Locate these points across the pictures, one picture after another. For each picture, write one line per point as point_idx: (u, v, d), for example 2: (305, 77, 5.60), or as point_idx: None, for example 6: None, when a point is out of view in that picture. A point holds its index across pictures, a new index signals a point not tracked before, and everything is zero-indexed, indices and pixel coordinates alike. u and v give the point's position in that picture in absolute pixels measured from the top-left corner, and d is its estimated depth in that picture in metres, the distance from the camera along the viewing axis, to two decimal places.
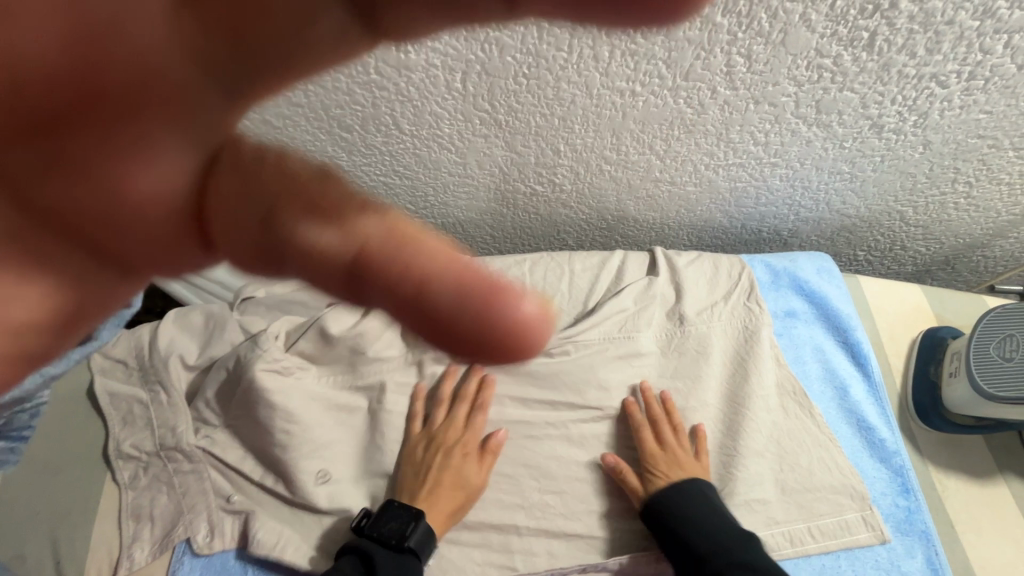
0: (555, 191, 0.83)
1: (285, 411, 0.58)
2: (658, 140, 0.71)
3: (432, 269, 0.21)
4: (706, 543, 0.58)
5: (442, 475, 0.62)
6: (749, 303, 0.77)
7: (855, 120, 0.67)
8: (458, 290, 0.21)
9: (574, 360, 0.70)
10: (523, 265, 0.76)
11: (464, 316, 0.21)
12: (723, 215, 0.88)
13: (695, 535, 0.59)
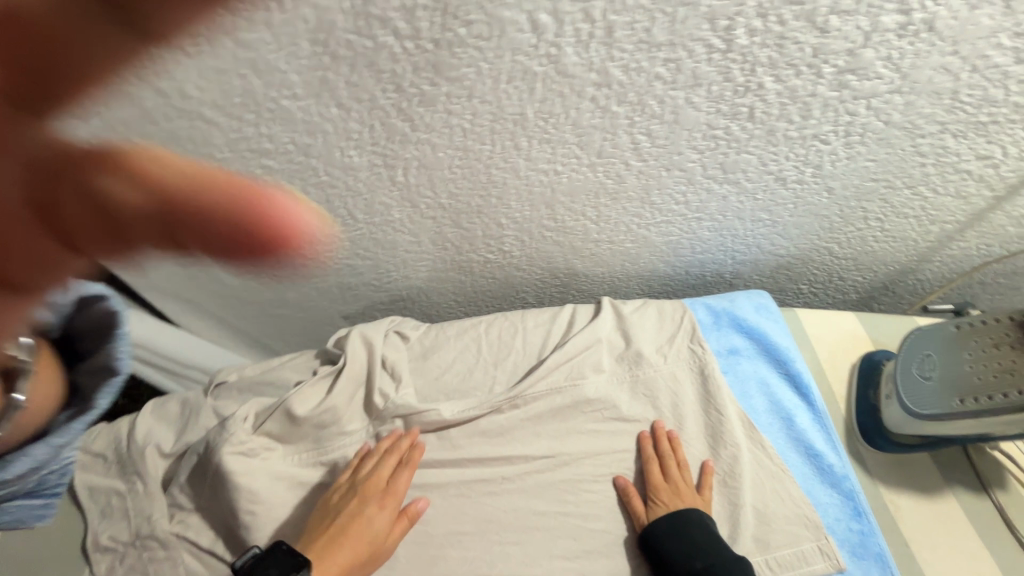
0: (508, 258, 0.91)
1: (255, 490, 0.62)
2: (589, 208, 0.79)
3: (216, 197, 0.20)
4: (702, 561, 0.62)
5: (349, 522, 0.61)
6: (693, 344, 0.82)
7: (759, 175, 0.75)
8: (226, 199, 0.20)
9: (529, 417, 0.75)
10: (479, 326, 0.83)
11: (219, 207, 0.20)
12: (664, 264, 0.95)
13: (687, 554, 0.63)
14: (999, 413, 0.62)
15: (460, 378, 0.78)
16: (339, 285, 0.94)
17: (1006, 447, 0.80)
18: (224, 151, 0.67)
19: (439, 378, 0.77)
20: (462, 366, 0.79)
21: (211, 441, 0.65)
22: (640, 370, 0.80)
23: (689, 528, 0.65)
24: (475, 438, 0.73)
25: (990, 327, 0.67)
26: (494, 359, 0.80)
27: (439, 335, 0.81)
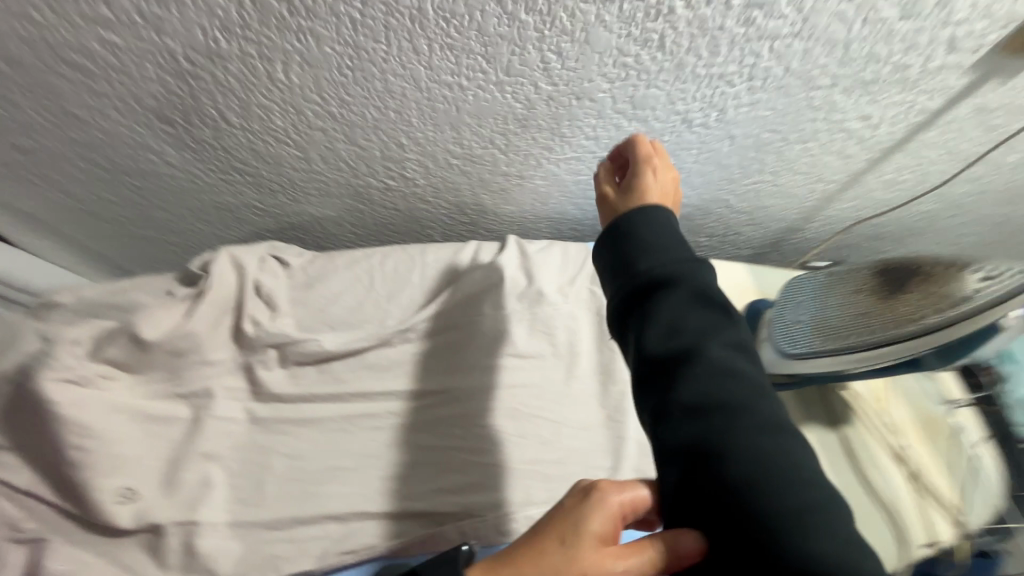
0: (410, 186, 0.85)
1: (90, 424, 0.53)
2: (497, 135, 0.75)
3: None
4: (648, 263, 0.50)
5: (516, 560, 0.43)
6: (592, 287, 0.82)
7: (667, 115, 0.74)
8: None
9: (421, 354, 0.72)
10: (372, 258, 0.77)
11: None
12: (572, 206, 0.93)
13: (634, 255, 0.52)
14: (852, 351, 0.67)
15: (347, 311, 0.72)
16: (215, 203, 0.85)
17: (855, 387, 0.89)
18: (45, 12, 0.55)
19: (322, 311, 0.71)
20: (350, 298, 0.73)
21: (26, 367, 0.55)
22: (539, 308, 0.78)
23: (640, 227, 0.54)
24: (360, 373, 0.68)
25: (855, 274, 0.72)
26: (387, 293, 0.74)
27: (328, 264, 0.75)
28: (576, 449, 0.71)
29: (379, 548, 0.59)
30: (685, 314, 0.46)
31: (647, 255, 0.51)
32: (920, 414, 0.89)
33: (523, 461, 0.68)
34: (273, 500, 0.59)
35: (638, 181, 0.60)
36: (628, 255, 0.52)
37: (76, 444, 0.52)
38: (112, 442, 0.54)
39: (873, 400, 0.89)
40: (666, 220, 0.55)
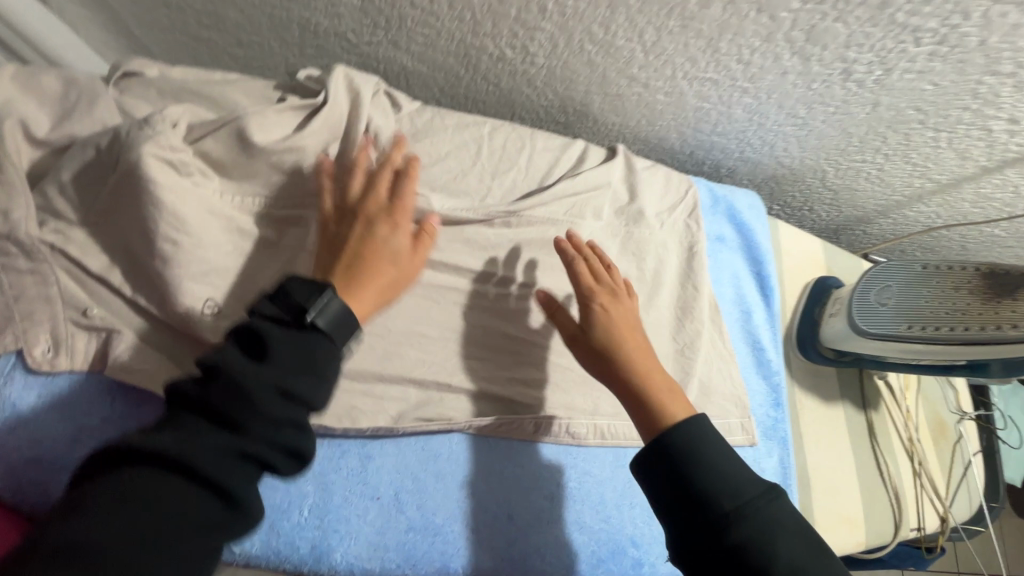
0: (526, 63, 0.77)
1: (188, 226, 0.48)
2: (650, 29, 0.69)
3: None
4: (731, 499, 0.49)
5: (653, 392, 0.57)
6: (689, 221, 0.78)
7: (832, 60, 0.68)
8: None
9: (517, 243, 0.66)
10: (482, 128, 0.70)
11: None
12: (677, 136, 0.86)
13: (701, 486, 0.50)
14: (938, 344, 0.69)
15: (450, 177, 0.65)
16: (302, 21, 0.76)
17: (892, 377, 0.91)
18: None
19: (424, 169, 0.64)
20: (455, 163, 0.66)
21: (120, 137, 0.48)
22: (636, 229, 0.74)
23: (705, 452, 0.51)
24: (454, 245, 0.63)
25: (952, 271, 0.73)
26: (492, 169, 0.68)
27: (434, 121, 0.68)
28: None
29: (457, 425, 0.57)
30: (782, 548, 0.46)
31: (726, 490, 0.49)
32: (937, 416, 0.94)
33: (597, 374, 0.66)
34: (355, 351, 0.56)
35: (613, 327, 0.60)
36: (691, 488, 0.50)
37: (173, 245, 0.47)
38: (208, 252, 0.49)
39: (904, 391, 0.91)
40: (704, 424, 0.53)
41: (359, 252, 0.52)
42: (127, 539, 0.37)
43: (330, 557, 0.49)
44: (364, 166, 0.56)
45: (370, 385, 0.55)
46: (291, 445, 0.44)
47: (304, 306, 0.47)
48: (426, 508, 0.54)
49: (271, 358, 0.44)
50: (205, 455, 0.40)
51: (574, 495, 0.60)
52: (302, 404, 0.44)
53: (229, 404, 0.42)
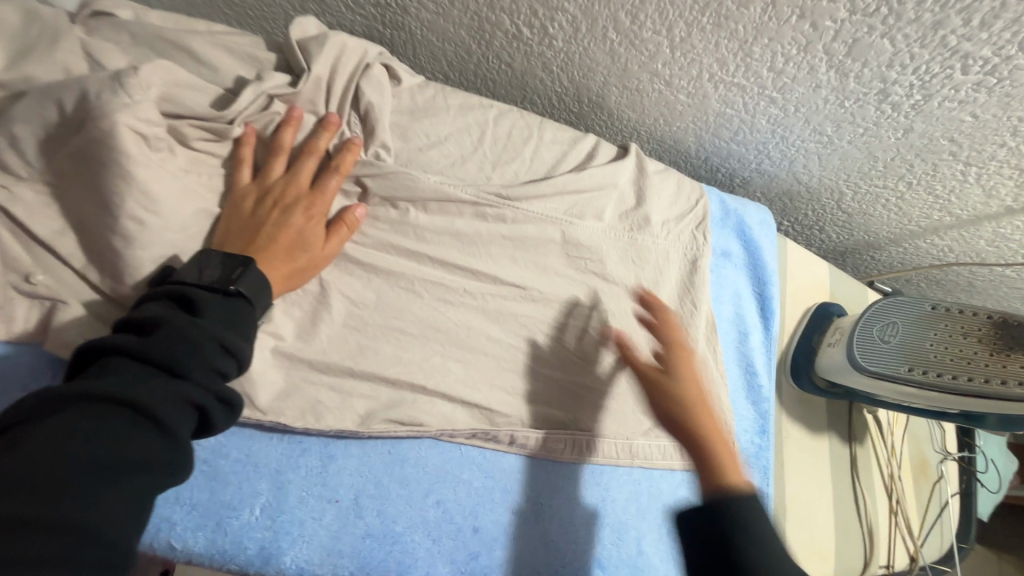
0: (543, 44, 0.72)
1: (152, 193, 0.43)
2: (681, 23, 0.63)
3: None
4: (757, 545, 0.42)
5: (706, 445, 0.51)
6: (696, 233, 0.74)
7: (871, 78, 0.63)
8: None
9: (511, 240, 0.62)
10: (487, 111, 0.65)
11: None
12: (694, 140, 0.81)
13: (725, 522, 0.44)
14: (937, 390, 0.66)
15: (447, 162, 0.60)
16: None
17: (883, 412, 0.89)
18: None
19: (420, 151, 0.59)
20: (454, 148, 0.61)
21: (80, 85, 0.42)
22: (640, 236, 0.70)
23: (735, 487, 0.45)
24: (443, 237, 0.59)
25: (960, 317, 0.70)
26: (494, 158, 0.63)
27: (436, 99, 0.62)
28: None
29: (427, 430, 0.54)
30: None
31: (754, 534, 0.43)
32: (921, 453, 0.93)
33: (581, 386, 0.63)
34: (327, 342, 0.52)
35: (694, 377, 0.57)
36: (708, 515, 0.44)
37: (133, 214, 0.43)
38: (172, 224, 0.45)
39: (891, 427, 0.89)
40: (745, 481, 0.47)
41: (269, 243, 0.48)
42: (53, 480, 0.32)
43: (279, 561, 0.46)
44: (288, 148, 0.51)
45: (338, 380, 0.52)
46: (225, 395, 0.41)
47: (232, 272, 0.45)
48: (387, 515, 0.51)
49: (203, 313, 0.42)
50: (140, 394, 0.36)
51: (544, 511, 0.58)
52: (235, 358, 0.42)
53: (160, 352, 0.38)
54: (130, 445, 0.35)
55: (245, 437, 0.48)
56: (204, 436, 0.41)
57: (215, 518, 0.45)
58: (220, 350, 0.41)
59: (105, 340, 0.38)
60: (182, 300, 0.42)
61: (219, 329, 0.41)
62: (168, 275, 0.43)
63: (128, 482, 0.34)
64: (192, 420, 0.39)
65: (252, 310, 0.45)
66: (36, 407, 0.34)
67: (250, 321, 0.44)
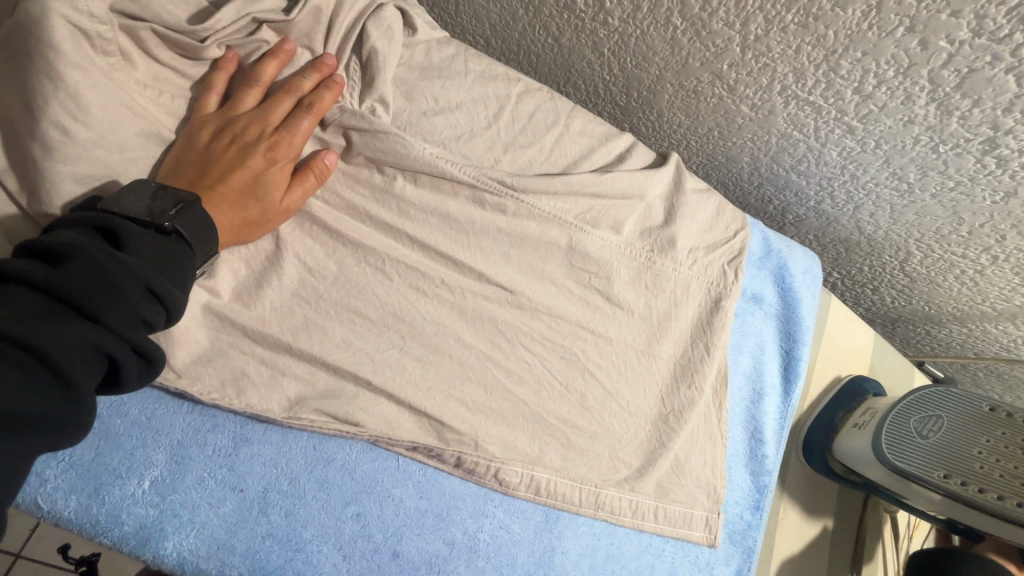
0: (597, 21, 0.64)
1: (86, 101, 0.38)
2: (760, 16, 0.54)
3: None
4: None
5: None
6: (727, 268, 0.64)
7: (981, 121, 0.52)
8: None
9: (507, 236, 0.54)
10: (513, 85, 0.56)
11: None
12: (748, 161, 0.71)
13: None
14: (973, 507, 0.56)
15: (453, 133, 0.53)
16: None
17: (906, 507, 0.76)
18: None
19: (423, 115, 0.52)
20: (464, 118, 0.53)
21: None
22: (660, 259, 0.60)
23: None
24: (429, 217, 0.51)
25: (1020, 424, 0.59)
26: (507, 139, 0.55)
27: (458, 58, 0.55)
28: (614, 434, 0.57)
29: (362, 433, 0.47)
30: None
31: None
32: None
33: (553, 416, 0.54)
34: (268, 309, 0.45)
35: None
36: None
37: (59, 119, 0.37)
38: (107, 141, 0.39)
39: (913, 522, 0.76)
40: None
41: (218, 182, 0.42)
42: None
43: (159, 545, 0.41)
44: (267, 82, 0.45)
45: (271, 354, 0.45)
46: (144, 349, 0.35)
47: (169, 207, 0.38)
48: (295, 518, 0.44)
49: (128, 250, 0.35)
50: (37, 339, 0.30)
51: (479, 549, 0.50)
52: (164, 307, 0.36)
53: (70, 288, 0.32)
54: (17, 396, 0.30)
55: (149, 399, 0.42)
56: (114, 392, 0.35)
57: (95, 483, 0.40)
58: (146, 296, 0.35)
59: (8, 265, 0.32)
60: (109, 233, 0.36)
61: (148, 271, 0.35)
62: (92, 204, 0.38)
63: (11, 439, 0.30)
64: (98, 374, 0.33)
65: (190, 257, 0.38)
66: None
67: (187, 268, 0.38)
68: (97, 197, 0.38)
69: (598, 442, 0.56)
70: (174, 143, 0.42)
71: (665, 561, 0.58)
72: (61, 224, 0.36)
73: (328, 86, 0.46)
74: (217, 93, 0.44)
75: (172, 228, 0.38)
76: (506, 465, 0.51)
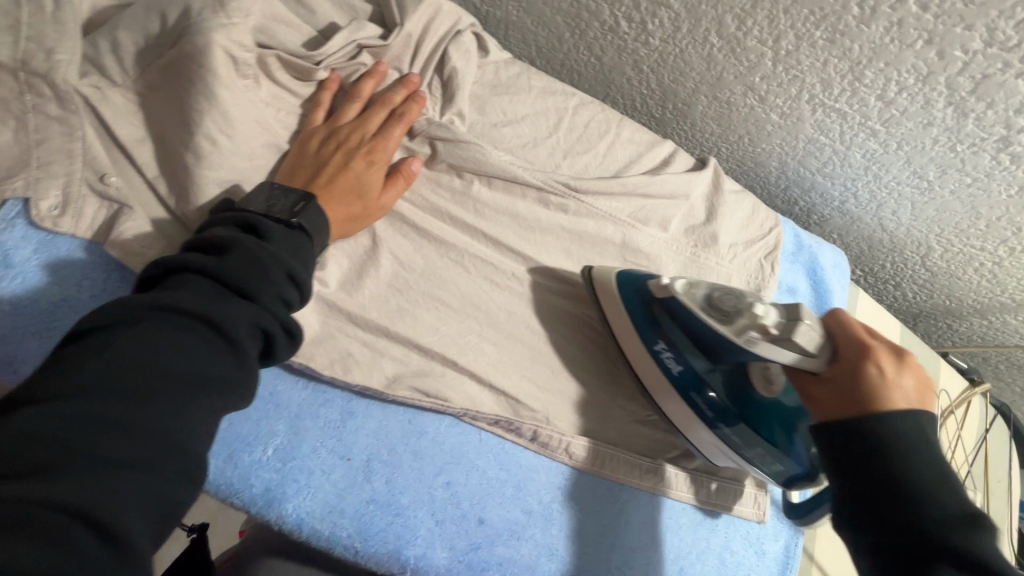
0: (638, 41, 0.71)
1: (231, 116, 0.44)
2: (791, 33, 0.61)
3: None
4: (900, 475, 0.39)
5: None
6: (764, 262, 0.69)
7: (994, 122, 0.58)
8: None
9: (568, 232, 0.60)
10: (569, 99, 0.63)
11: None
12: (777, 165, 0.77)
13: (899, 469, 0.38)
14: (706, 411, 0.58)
15: (520, 142, 0.59)
16: None
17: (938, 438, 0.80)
18: None
19: (494, 126, 0.58)
20: (530, 129, 0.60)
21: (192, 9, 0.43)
22: (704, 253, 0.66)
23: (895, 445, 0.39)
24: (501, 216, 0.57)
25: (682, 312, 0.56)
26: (566, 146, 0.61)
27: (522, 77, 0.61)
28: None
29: (450, 408, 0.52)
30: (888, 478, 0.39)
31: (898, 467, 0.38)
32: (988, 472, 0.84)
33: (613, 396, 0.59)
34: (368, 297, 0.51)
35: None
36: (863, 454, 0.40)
37: (210, 133, 0.43)
38: (244, 151, 0.46)
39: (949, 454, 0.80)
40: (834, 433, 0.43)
41: (328, 182, 0.48)
42: (137, 386, 0.32)
43: (281, 506, 0.45)
44: (366, 96, 0.51)
45: (371, 338, 0.51)
46: (288, 324, 0.41)
47: (294, 205, 0.45)
48: (394, 484, 0.49)
49: (270, 240, 0.41)
50: (214, 313, 0.36)
51: (553, 518, 0.54)
52: (298, 289, 0.42)
53: (232, 273, 0.38)
54: (204, 360, 0.35)
55: (271, 377, 0.48)
56: (264, 365, 0.41)
57: (229, 449, 0.45)
58: (286, 279, 0.41)
59: (183, 259, 0.38)
60: (248, 228, 0.42)
61: (286, 258, 0.41)
62: (227, 205, 0.43)
63: (205, 396, 0.35)
64: (257, 344, 0.39)
65: (311, 245, 0.44)
66: (125, 316, 0.34)
67: (310, 255, 0.44)
68: (232, 199, 0.44)
69: (654, 421, 0.61)
70: (291, 151, 0.49)
71: (720, 536, 0.61)
72: (210, 223, 0.42)
73: (415, 100, 0.53)
74: (324, 107, 0.51)
75: (298, 223, 0.44)
76: (574, 440, 0.56)
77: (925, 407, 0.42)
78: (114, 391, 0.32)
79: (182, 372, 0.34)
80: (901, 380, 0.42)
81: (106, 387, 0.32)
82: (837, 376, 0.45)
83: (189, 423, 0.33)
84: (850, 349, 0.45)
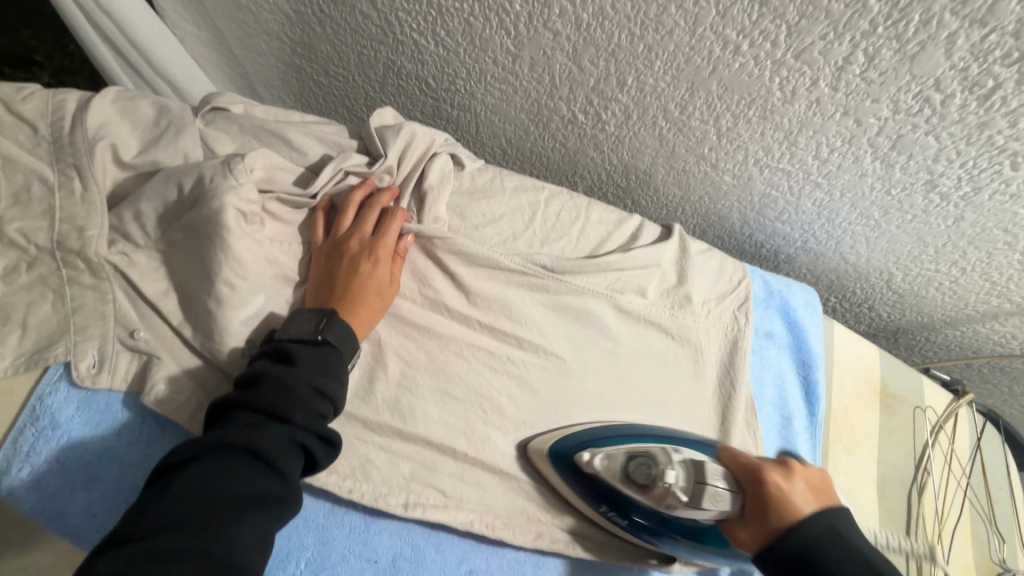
0: (596, 128, 0.79)
1: (243, 261, 0.50)
2: (727, 114, 0.68)
3: None
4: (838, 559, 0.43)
5: None
6: (739, 312, 0.74)
7: (917, 170, 0.65)
8: None
9: (553, 310, 0.65)
10: (540, 193, 0.70)
11: None
12: (738, 217, 0.83)
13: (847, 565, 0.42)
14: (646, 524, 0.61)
15: (501, 238, 0.65)
16: (388, 59, 0.84)
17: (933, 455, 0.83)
18: None
19: (476, 228, 0.64)
20: (508, 225, 0.66)
21: (204, 177, 0.50)
22: (682, 312, 0.71)
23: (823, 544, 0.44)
24: (491, 306, 0.62)
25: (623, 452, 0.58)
26: (543, 235, 0.68)
27: (496, 180, 0.68)
28: None
29: (466, 496, 0.56)
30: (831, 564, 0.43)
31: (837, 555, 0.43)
32: (987, 481, 0.86)
33: None
34: (378, 402, 0.56)
35: None
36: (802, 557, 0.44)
37: (227, 279, 0.49)
38: (257, 288, 0.51)
39: (945, 469, 0.83)
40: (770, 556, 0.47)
41: (342, 288, 0.53)
42: (191, 516, 0.36)
43: None
44: (355, 203, 0.58)
45: (385, 441, 0.55)
46: (325, 433, 0.45)
47: (318, 325, 0.49)
48: None
49: (298, 362, 0.46)
50: (254, 441, 0.40)
51: None
52: (330, 399, 0.46)
53: (267, 402, 0.43)
54: (249, 484, 0.39)
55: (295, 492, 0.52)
56: (311, 473, 0.45)
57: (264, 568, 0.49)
58: (315, 394, 0.45)
59: (230, 397, 0.44)
60: (281, 353, 0.47)
61: (312, 375, 0.45)
62: (270, 337, 0.49)
63: (250, 517, 0.38)
64: (299, 461, 0.43)
65: (339, 354, 0.48)
66: (183, 458, 0.39)
67: (340, 366, 0.48)
68: (272, 332, 0.50)
69: None
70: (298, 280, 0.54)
71: None
72: (255, 357, 0.48)
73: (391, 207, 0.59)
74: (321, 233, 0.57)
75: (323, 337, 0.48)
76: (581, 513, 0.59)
77: (818, 498, 0.49)
78: (171, 529, 0.35)
79: (228, 498, 0.37)
80: (797, 494, 0.49)
81: (163, 523, 0.35)
82: (750, 511, 0.51)
83: (234, 545, 0.36)
84: (750, 477, 0.53)
